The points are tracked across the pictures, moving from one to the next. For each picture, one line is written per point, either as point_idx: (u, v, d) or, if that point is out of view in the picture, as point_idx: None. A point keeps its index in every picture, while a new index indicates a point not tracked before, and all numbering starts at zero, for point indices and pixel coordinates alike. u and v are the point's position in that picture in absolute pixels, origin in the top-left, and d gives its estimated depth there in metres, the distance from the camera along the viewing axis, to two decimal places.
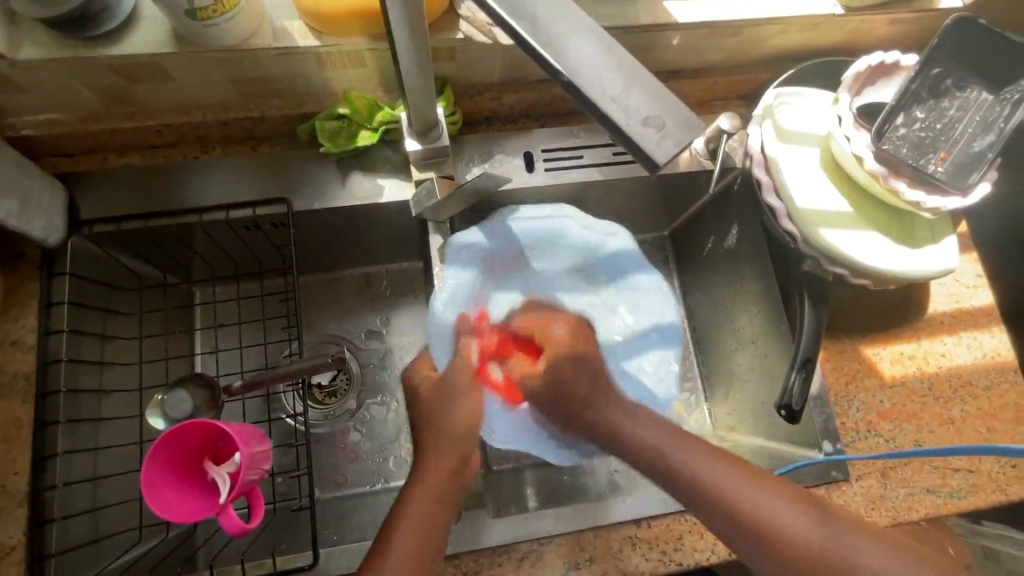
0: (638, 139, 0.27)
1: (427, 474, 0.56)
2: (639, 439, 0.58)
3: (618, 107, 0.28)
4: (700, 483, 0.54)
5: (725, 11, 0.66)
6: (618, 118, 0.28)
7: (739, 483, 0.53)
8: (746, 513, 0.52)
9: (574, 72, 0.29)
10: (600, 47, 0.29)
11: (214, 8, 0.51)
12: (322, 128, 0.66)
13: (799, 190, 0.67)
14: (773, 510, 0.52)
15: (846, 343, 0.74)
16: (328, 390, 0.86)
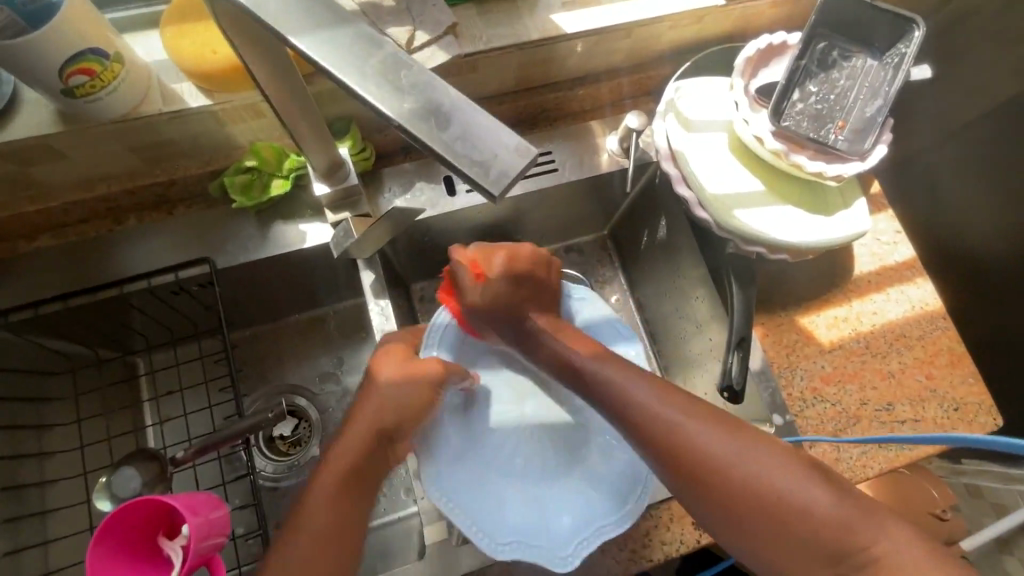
0: (470, 175, 0.28)
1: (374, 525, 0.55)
2: (624, 391, 0.55)
3: (447, 146, 0.28)
4: (679, 449, 0.51)
5: (613, 17, 0.68)
6: (448, 157, 0.28)
7: (700, 430, 0.51)
8: (705, 466, 0.50)
9: (406, 115, 0.29)
10: (430, 85, 0.29)
11: (92, 84, 0.51)
12: (231, 184, 0.66)
13: (709, 177, 0.69)
14: (736, 458, 0.50)
15: (782, 315, 0.76)
16: (292, 440, 0.85)
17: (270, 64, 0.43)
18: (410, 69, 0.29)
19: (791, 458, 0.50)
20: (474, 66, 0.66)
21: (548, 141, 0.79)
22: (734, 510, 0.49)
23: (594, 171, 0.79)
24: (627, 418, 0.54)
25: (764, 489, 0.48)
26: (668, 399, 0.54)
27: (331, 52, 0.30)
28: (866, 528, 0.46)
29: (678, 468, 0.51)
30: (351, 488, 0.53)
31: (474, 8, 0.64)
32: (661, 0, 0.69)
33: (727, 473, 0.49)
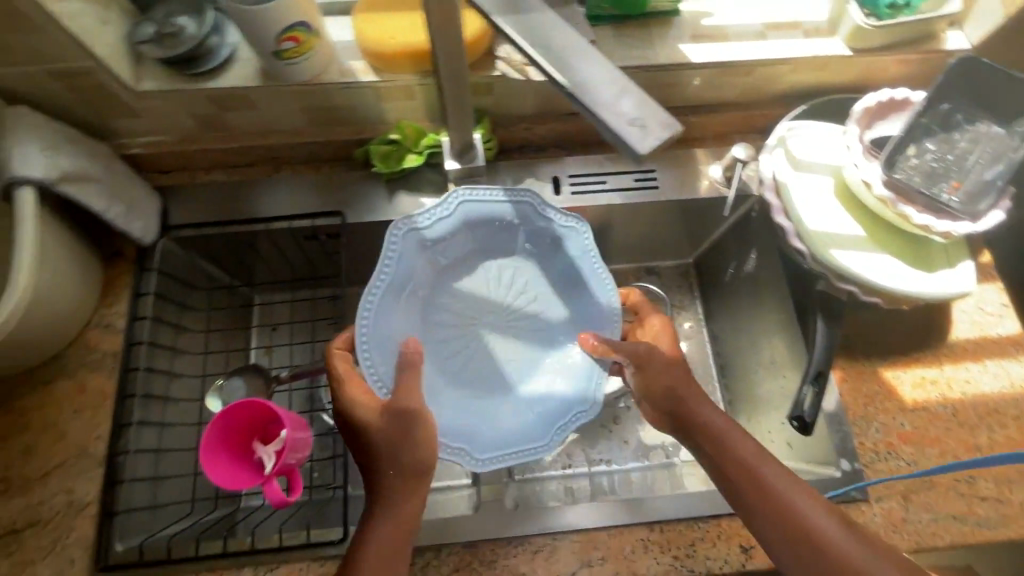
0: (626, 135, 0.35)
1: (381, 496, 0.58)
2: (725, 438, 0.61)
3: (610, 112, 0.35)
4: (768, 499, 0.57)
5: (736, 53, 0.73)
6: (610, 119, 0.35)
7: (785, 483, 0.58)
8: (771, 498, 0.57)
9: (580, 88, 0.37)
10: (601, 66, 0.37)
11: (295, 50, 0.63)
12: (375, 151, 0.75)
13: (809, 212, 0.71)
14: (797, 498, 0.57)
15: (865, 365, 0.74)
16: None
17: (451, 38, 0.50)
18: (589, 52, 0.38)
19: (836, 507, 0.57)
20: None
21: (652, 162, 0.84)
22: (793, 543, 0.55)
23: (693, 196, 0.83)
24: (705, 448, 0.62)
25: (820, 528, 0.55)
26: (762, 455, 0.60)
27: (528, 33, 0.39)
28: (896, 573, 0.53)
29: (762, 514, 0.57)
30: (399, 527, 0.57)
31: (610, 30, 0.72)
32: (786, 44, 0.73)
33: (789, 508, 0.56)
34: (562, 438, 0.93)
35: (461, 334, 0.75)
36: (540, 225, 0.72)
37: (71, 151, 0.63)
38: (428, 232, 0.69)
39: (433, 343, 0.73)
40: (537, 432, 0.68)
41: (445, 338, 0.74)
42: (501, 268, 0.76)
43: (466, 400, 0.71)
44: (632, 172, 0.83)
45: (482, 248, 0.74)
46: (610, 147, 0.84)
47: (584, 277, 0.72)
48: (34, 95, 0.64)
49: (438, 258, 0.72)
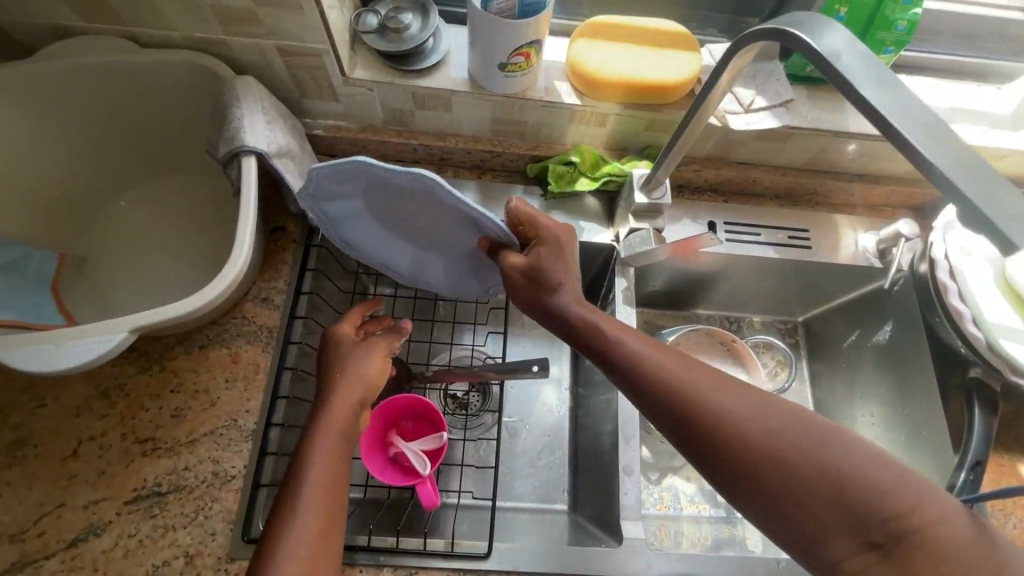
0: (1001, 226, 0.34)
1: (329, 426, 0.55)
2: (719, 405, 0.46)
3: (982, 198, 0.35)
4: (799, 468, 0.42)
5: None
6: (984, 206, 0.35)
7: (807, 447, 0.43)
8: (760, 450, 0.44)
9: (960, 179, 0.35)
10: (979, 164, 0.36)
11: (519, 65, 0.65)
12: (553, 170, 0.76)
13: (985, 301, 0.69)
14: (788, 433, 0.44)
15: (1007, 459, 0.73)
16: (461, 402, 0.89)
17: (725, 86, 0.51)
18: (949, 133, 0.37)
19: (832, 426, 0.44)
20: (785, 137, 0.75)
21: (803, 222, 0.85)
22: (801, 504, 0.42)
23: (840, 260, 0.84)
24: (701, 421, 0.46)
25: (824, 466, 0.42)
26: (775, 414, 0.45)
27: (883, 102, 0.37)
28: (910, 494, 0.40)
29: (802, 496, 0.42)
30: (340, 474, 0.53)
31: (805, 91, 0.74)
32: (974, 130, 0.74)
33: (778, 451, 0.43)
34: (659, 476, 0.94)
35: (444, 229, 0.59)
36: (333, 174, 0.52)
37: (283, 127, 0.65)
38: (322, 200, 0.57)
39: (415, 242, 0.64)
40: (480, 290, 0.72)
41: (428, 237, 0.62)
42: (401, 199, 0.55)
43: (461, 276, 0.70)
44: (785, 229, 0.84)
45: (316, 200, 0.56)
46: (764, 201, 0.86)
47: (324, 199, 0.56)
48: (255, 65, 0.65)
49: (356, 199, 0.57)
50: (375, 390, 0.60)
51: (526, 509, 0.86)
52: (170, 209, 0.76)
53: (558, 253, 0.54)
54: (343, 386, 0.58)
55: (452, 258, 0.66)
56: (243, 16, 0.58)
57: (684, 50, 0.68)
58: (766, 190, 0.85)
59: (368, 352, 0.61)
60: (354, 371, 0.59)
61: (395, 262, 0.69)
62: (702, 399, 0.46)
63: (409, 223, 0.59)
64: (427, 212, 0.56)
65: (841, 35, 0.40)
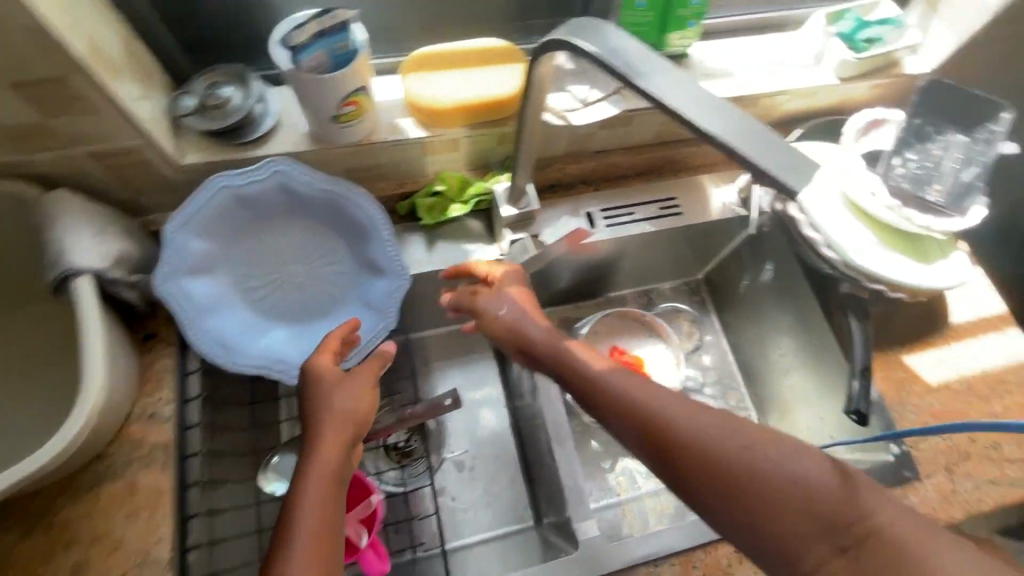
0: (781, 177, 0.37)
1: (322, 465, 0.52)
2: (684, 424, 0.47)
3: (760, 155, 0.38)
4: (763, 478, 0.43)
5: (746, 87, 0.80)
6: (763, 163, 0.38)
7: (771, 457, 0.43)
8: (730, 464, 0.44)
9: (738, 141, 0.39)
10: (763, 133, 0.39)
11: (351, 114, 0.64)
12: (422, 204, 0.76)
13: (831, 224, 0.77)
14: (757, 450, 0.44)
15: (889, 354, 0.82)
16: (403, 451, 0.88)
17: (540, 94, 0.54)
18: (719, 104, 0.40)
19: (797, 441, 0.45)
20: (629, 121, 0.78)
21: (671, 190, 0.90)
22: (771, 513, 0.42)
23: (712, 218, 0.90)
24: (668, 439, 0.47)
25: (788, 474, 0.42)
26: (741, 430, 0.46)
27: (657, 89, 0.41)
28: (865, 495, 0.41)
29: (769, 505, 0.42)
30: (333, 512, 0.50)
31: None
32: (786, 76, 0.82)
33: (748, 463, 0.44)
34: (612, 463, 0.96)
35: (308, 245, 0.72)
36: (192, 216, 0.63)
37: (118, 234, 0.60)
38: (187, 267, 0.65)
39: (289, 287, 0.72)
40: (377, 318, 0.73)
41: (300, 272, 0.72)
42: (262, 222, 0.69)
43: (349, 319, 0.73)
44: (655, 203, 0.88)
45: (181, 268, 0.64)
46: (632, 181, 0.90)
47: (187, 258, 0.64)
48: (69, 177, 0.60)
49: (232, 265, 0.69)
50: (361, 419, 0.57)
51: (494, 538, 0.86)
52: (21, 350, 0.68)
53: (496, 295, 0.65)
54: (333, 418, 0.56)
55: (331, 292, 0.73)
56: (33, 132, 0.53)
57: (509, 62, 0.71)
58: (630, 169, 0.90)
59: (349, 385, 0.58)
60: (338, 410, 0.56)
61: (285, 350, 0.70)
62: (664, 417, 0.48)
63: (278, 254, 0.71)
64: (290, 219, 0.70)
65: (618, 35, 0.43)
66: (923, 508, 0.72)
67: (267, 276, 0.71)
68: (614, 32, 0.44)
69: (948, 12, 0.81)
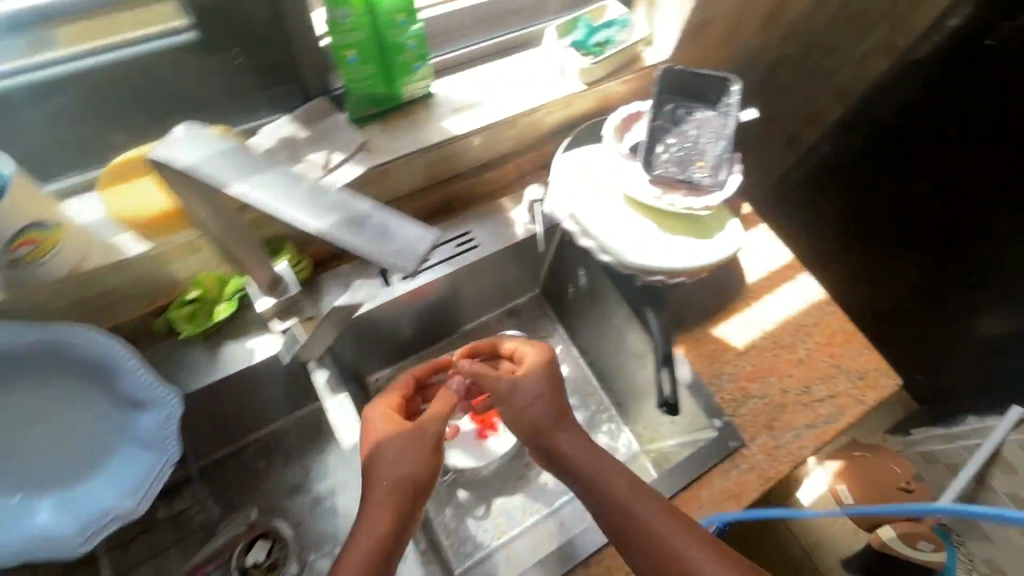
0: (395, 260, 0.43)
1: (380, 510, 0.59)
2: (644, 518, 0.60)
3: (371, 245, 0.43)
4: (669, 568, 0.56)
5: (496, 113, 0.81)
6: (375, 251, 0.43)
7: (685, 546, 0.57)
8: (659, 551, 0.57)
9: (344, 235, 0.43)
10: (340, 209, 0.45)
11: (36, 253, 0.56)
12: (178, 316, 0.70)
13: (603, 229, 0.80)
14: (684, 547, 0.57)
15: (698, 330, 0.85)
16: (266, 567, 0.76)
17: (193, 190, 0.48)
18: (332, 198, 0.45)
19: (722, 547, 0.58)
20: (387, 173, 0.76)
21: (464, 224, 0.89)
22: None
23: (510, 243, 0.89)
24: (619, 526, 0.60)
25: (693, 559, 0.56)
26: (676, 525, 0.59)
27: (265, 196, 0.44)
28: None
29: None
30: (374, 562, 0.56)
31: (378, 127, 0.75)
32: (534, 93, 0.83)
33: (673, 554, 0.57)
34: (485, 508, 0.94)
35: (51, 401, 0.65)
36: None
37: None
38: None
39: (42, 453, 0.65)
40: (151, 456, 0.67)
41: (51, 433, 0.65)
42: None
43: (122, 465, 0.67)
44: (449, 241, 0.87)
45: None
46: (424, 224, 0.89)
47: None
48: None
49: None
50: (423, 480, 0.64)
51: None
52: None
53: (510, 376, 0.70)
54: (391, 480, 0.61)
55: (93, 443, 0.66)
56: None
57: None
58: (418, 215, 0.87)
59: (419, 443, 0.65)
60: (407, 461, 0.63)
61: (53, 526, 0.63)
62: (635, 511, 0.60)
63: (18, 422, 0.64)
64: (22, 381, 0.64)
65: (183, 144, 0.44)
66: (752, 471, 0.75)
67: (9, 451, 0.64)
68: (214, 149, 0.46)
69: (664, 5, 0.86)
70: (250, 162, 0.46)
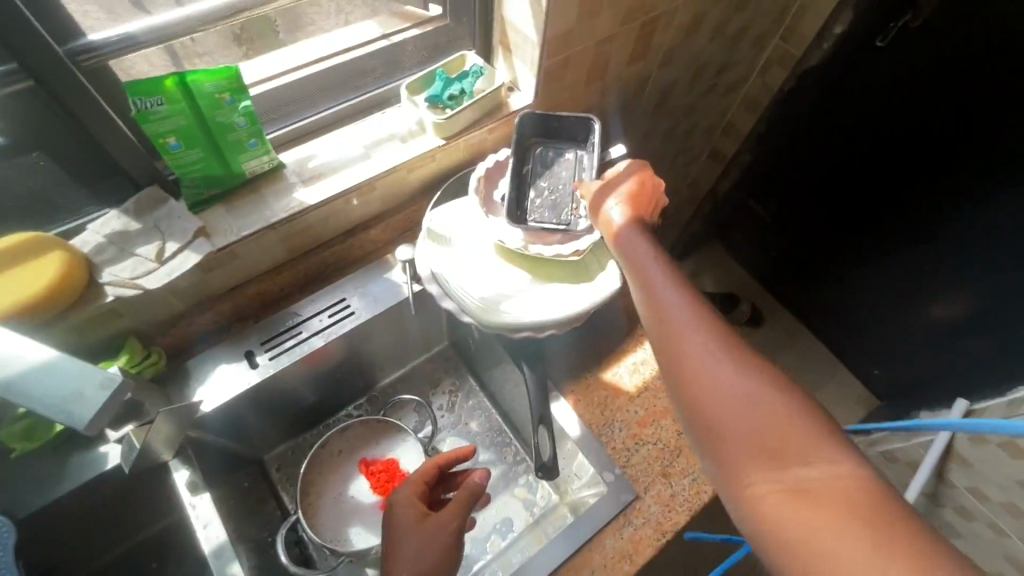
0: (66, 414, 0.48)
1: (410, 539, 0.62)
2: (697, 352, 0.54)
3: (44, 397, 0.49)
4: (731, 421, 0.50)
5: (349, 178, 0.78)
6: (46, 403, 0.48)
7: (746, 382, 0.51)
8: (733, 410, 0.50)
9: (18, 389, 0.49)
10: (26, 357, 0.50)
11: None
12: (9, 433, 0.66)
13: (467, 285, 0.77)
14: (763, 403, 0.50)
15: (588, 377, 0.82)
16: None
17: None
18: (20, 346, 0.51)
19: (795, 394, 0.51)
20: (234, 254, 0.73)
21: (338, 291, 0.86)
22: (726, 440, 0.50)
23: (390, 305, 0.86)
24: (671, 357, 0.56)
25: (727, 427, 0.50)
26: (743, 371, 0.52)
27: None
28: (804, 454, 0.47)
29: (719, 436, 0.51)
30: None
31: (222, 208, 0.74)
32: (391, 153, 0.81)
33: (740, 410, 0.50)
34: None
35: None
36: None
37: None
38: None
39: None
40: None
41: None
42: None
43: None
44: (323, 311, 0.84)
45: None
46: (298, 295, 0.86)
47: None
48: None
49: None
50: (437, 545, 0.62)
51: None
52: None
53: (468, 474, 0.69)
54: (414, 548, 0.61)
55: None
56: None
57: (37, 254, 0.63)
58: (287, 288, 0.85)
59: (408, 531, 0.63)
60: (412, 534, 0.63)
61: None
62: (677, 337, 0.56)
63: None
64: None
65: None
66: (646, 527, 0.71)
67: None
68: None
69: (519, 52, 0.84)
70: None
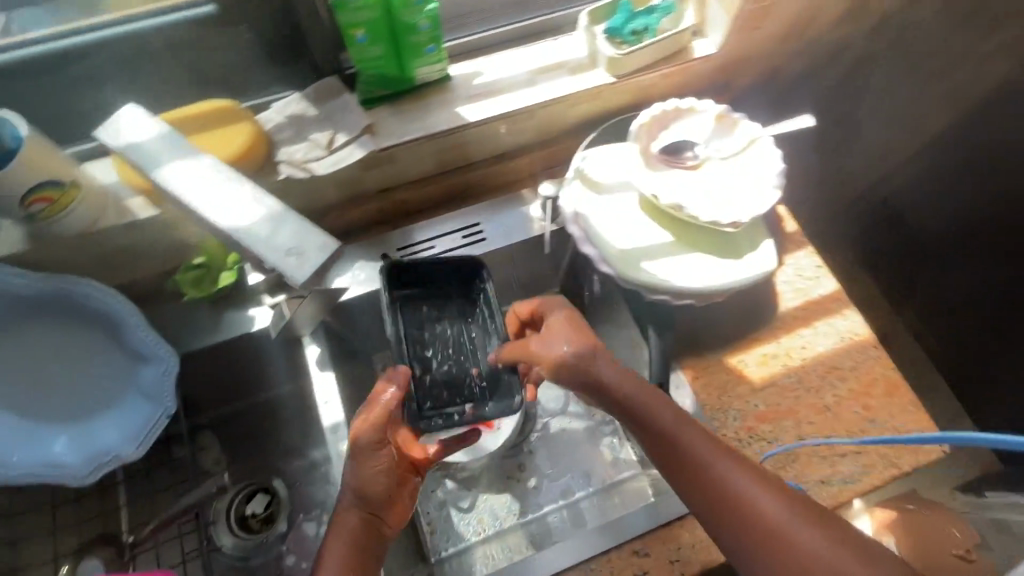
0: (284, 264, 0.51)
1: (349, 515, 0.59)
2: (685, 442, 0.57)
3: (267, 245, 0.52)
4: (735, 503, 0.54)
5: (512, 102, 0.76)
6: (268, 251, 0.52)
7: (753, 482, 0.54)
8: (734, 498, 0.54)
9: (247, 236, 0.53)
10: (250, 206, 0.55)
11: (50, 209, 0.62)
12: (184, 279, 0.75)
13: (612, 234, 0.75)
14: (759, 497, 0.54)
15: (710, 357, 0.78)
16: (261, 517, 0.77)
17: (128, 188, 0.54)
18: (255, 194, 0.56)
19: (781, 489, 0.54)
20: (393, 157, 0.75)
21: (474, 215, 0.86)
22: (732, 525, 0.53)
23: (521, 238, 0.85)
24: (655, 443, 0.58)
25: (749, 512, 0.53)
26: (737, 466, 0.56)
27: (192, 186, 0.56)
28: (804, 550, 0.51)
29: (732, 520, 0.53)
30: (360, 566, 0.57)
31: (387, 109, 0.74)
32: (556, 82, 0.78)
33: (745, 501, 0.54)
34: (471, 501, 0.90)
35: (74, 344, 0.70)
36: None
37: None
38: None
39: (59, 390, 0.70)
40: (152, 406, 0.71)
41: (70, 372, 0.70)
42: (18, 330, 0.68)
43: (127, 411, 0.71)
44: (458, 231, 0.84)
45: None
46: (436, 210, 0.87)
47: None
48: None
49: None
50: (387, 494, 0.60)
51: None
52: None
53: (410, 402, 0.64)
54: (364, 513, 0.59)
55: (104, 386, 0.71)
56: None
57: (229, 124, 0.68)
58: (427, 201, 0.87)
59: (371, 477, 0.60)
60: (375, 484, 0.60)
61: (61, 454, 0.67)
62: (662, 425, 0.58)
63: (40, 359, 0.69)
64: (53, 324, 0.70)
65: (145, 133, 0.58)
66: None
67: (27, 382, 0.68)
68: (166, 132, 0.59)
69: None
70: (192, 155, 0.58)
